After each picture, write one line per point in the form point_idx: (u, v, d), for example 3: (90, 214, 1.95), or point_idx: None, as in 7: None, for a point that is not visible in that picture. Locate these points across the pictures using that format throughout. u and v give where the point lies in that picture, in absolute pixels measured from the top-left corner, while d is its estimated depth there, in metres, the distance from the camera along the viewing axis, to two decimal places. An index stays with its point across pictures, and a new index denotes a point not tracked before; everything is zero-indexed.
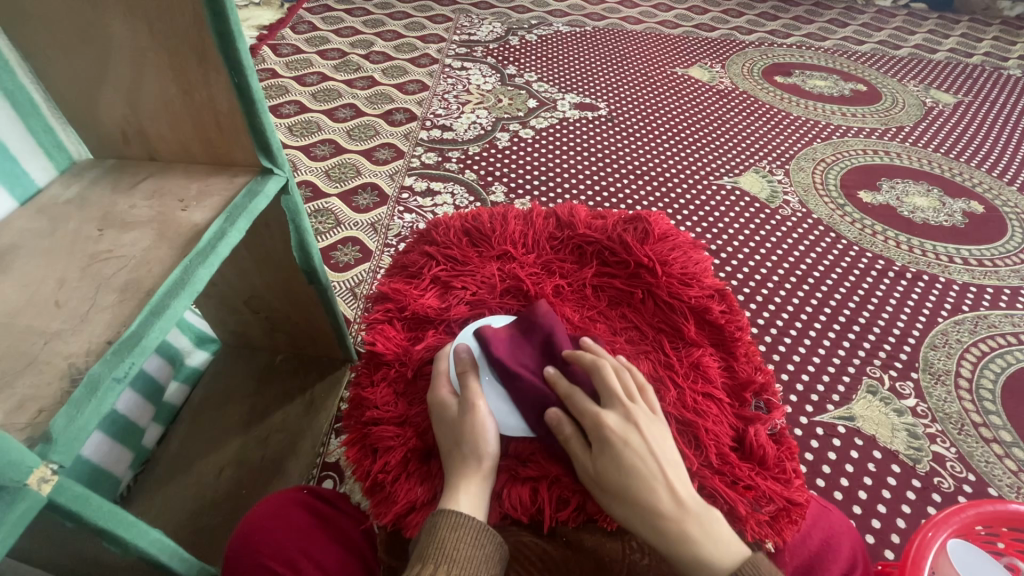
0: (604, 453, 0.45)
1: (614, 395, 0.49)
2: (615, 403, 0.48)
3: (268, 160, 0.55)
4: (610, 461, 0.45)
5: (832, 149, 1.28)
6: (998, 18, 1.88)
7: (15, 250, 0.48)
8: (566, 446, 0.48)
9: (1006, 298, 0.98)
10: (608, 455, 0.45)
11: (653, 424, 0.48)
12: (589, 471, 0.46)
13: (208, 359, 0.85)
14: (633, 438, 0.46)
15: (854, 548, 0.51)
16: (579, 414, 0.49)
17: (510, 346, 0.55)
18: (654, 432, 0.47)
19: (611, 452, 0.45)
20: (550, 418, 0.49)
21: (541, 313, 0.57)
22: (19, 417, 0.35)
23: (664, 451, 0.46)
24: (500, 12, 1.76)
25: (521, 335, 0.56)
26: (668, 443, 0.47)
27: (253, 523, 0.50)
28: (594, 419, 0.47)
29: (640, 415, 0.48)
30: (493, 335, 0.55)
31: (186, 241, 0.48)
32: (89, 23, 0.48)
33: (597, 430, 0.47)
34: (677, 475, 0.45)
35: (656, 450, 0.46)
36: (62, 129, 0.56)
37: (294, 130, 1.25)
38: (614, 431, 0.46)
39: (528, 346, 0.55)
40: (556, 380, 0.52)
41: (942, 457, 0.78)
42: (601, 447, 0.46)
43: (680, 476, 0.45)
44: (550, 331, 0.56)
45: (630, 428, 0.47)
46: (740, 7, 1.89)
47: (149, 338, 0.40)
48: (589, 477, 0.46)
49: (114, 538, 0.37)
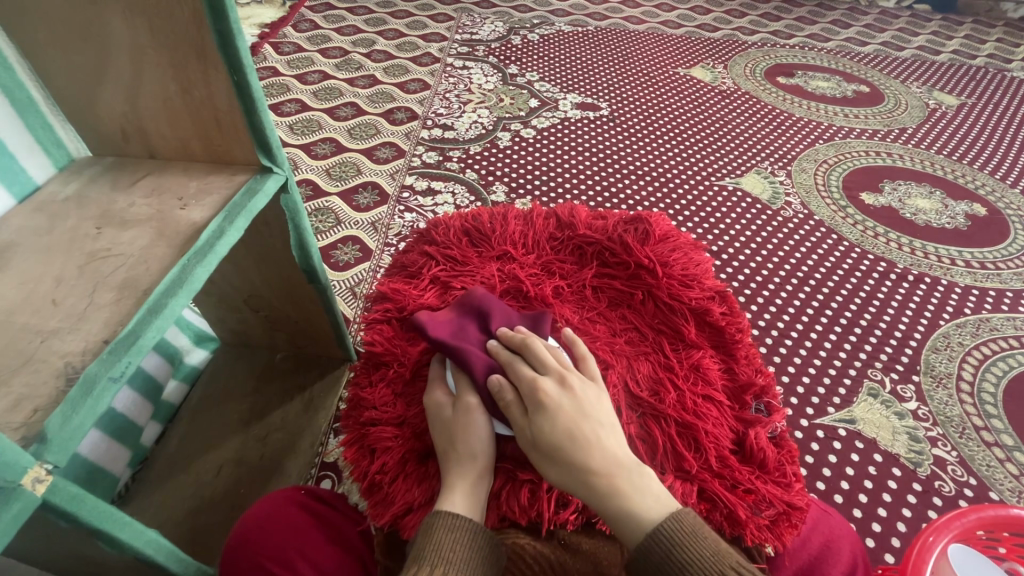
0: (539, 415, 0.46)
1: (550, 362, 0.50)
2: (551, 370, 0.49)
3: (267, 158, 0.54)
4: (544, 422, 0.45)
5: (834, 151, 1.27)
6: (1001, 20, 1.88)
7: (12, 248, 0.47)
8: (505, 410, 0.48)
9: (1009, 301, 0.98)
10: (541, 416, 0.46)
11: (589, 389, 0.48)
12: (525, 433, 0.46)
13: (207, 357, 0.84)
14: (566, 402, 0.46)
15: (854, 551, 0.51)
16: (516, 380, 0.49)
17: (450, 324, 0.55)
18: (589, 396, 0.48)
19: (544, 414, 0.46)
20: (493, 384, 0.49)
21: (475, 295, 0.57)
22: (15, 416, 0.35)
23: (598, 413, 0.47)
24: (501, 11, 1.75)
25: (460, 314, 0.56)
26: (604, 407, 0.47)
27: (250, 523, 0.50)
28: (531, 385, 0.48)
29: (575, 380, 0.49)
30: (430, 316, 0.55)
31: (184, 240, 0.48)
32: (88, 19, 0.47)
33: (533, 395, 0.47)
34: (611, 435, 0.45)
35: (589, 413, 0.46)
36: (61, 126, 0.56)
37: (295, 129, 1.24)
38: (548, 395, 0.47)
39: (468, 323, 0.55)
40: (497, 350, 0.52)
41: (942, 460, 0.77)
42: (536, 410, 0.46)
43: (614, 437, 0.45)
44: (487, 308, 0.56)
45: (564, 391, 0.47)
46: (743, 8, 1.89)
47: (146, 337, 0.40)
48: (525, 440, 0.46)
49: (110, 538, 0.37)
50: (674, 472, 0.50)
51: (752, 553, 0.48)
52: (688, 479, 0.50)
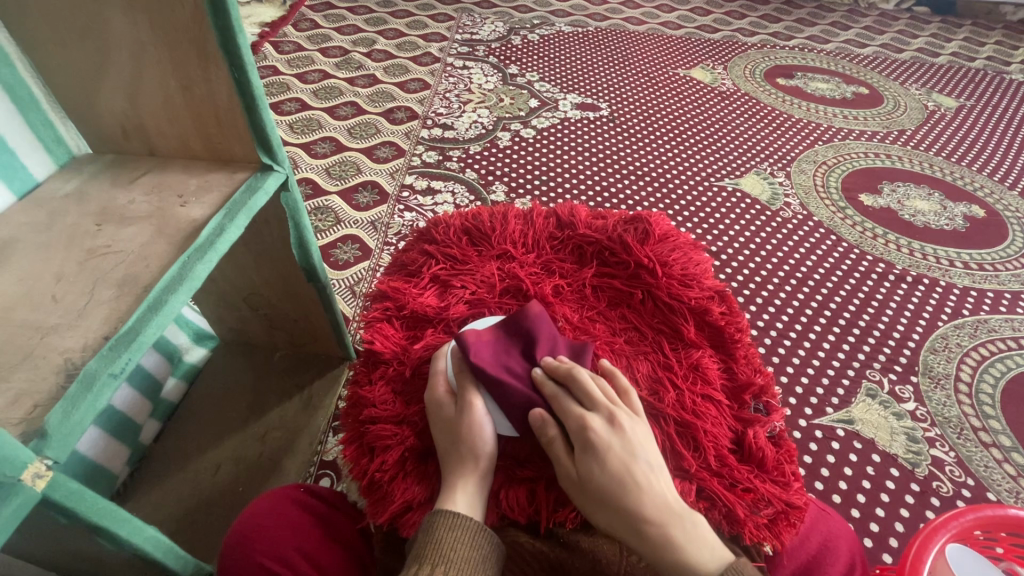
0: (588, 457, 0.46)
1: (597, 398, 0.49)
2: (599, 406, 0.49)
3: (268, 156, 0.54)
4: (594, 464, 0.45)
5: (833, 152, 1.28)
6: (1000, 23, 1.88)
7: (12, 244, 0.47)
8: (550, 449, 0.48)
9: (1007, 303, 0.98)
10: (591, 458, 0.45)
11: (637, 427, 0.48)
12: (572, 475, 0.46)
13: (206, 355, 0.84)
14: (616, 443, 0.46)
15: (852, 550, 0.51)
16: (563, 418, 0.49)
17: (494, 348, 0.53)
18: (637, 436, 0.47)
19: (594, 456, 0.46)
20: (535, 419, 0.49)
21: (528, 313, 0.55)
22: (15, 412, 0.35)
23: (647, 455, 0.46)
24: (502, 12, 1.75)
25: (506, 335, 0.55)
26: (652, 448, 0.47)
27: (248, 522, 0.50)
28: (579, 424, 0.47)
29: (624, 418, 0.48)
30: (476, 334, 0.54)
31: (185, 237, 0.48)
32: (89, 16, 0.47)
33: (581, 434, 0.47)
34: (660, 479, 0.45)
35: (639, 454, 0.46)
36: (61, 123, 0.56)
37: (295, 127, 1.24)
38: (598, 436, 0.47)
39: (512, 347, 0.54)
40: (544, 383, 0.51)
41: (940, 461, 0.78)
42: (585, 451, 0.46)
43: (664, 479, 0.45)
44: (536, 333, 0.54)
45: (613, 432, 0.47)
46: (743, 9, 1.89)
47: (146, 334, 0.40)
48: (572, 481, 0.46)
49: (110, 535, 0.37)
50: (673, 471, 0.50)
51: (751, 551, 0.49)
52: (687, 478, 0.50)
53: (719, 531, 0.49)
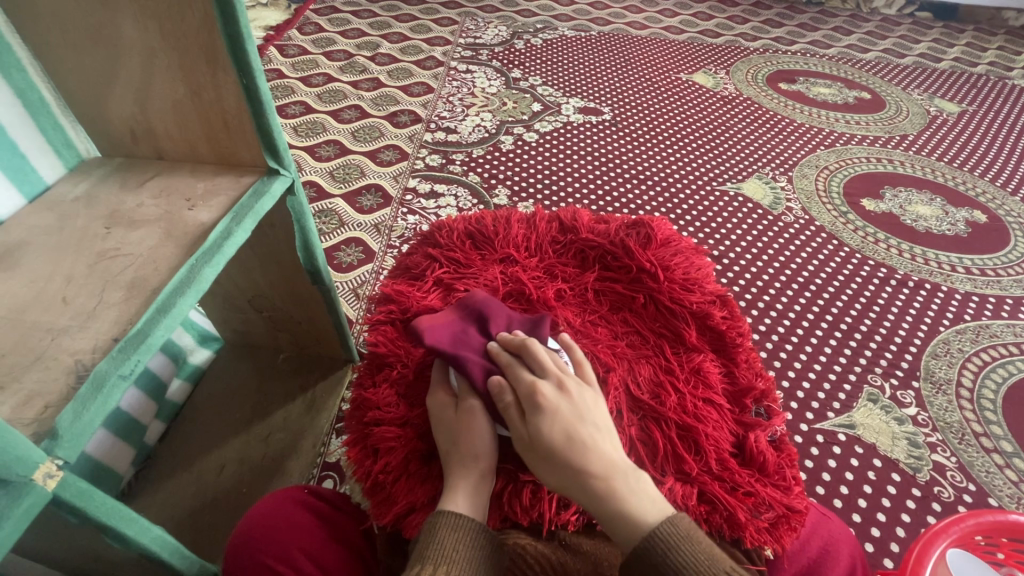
0: (537, 417, 0.46)
1: (548, 365, 0.50)
2: (551, 373, 0.49)
3: (275, 161, 0.55)
4: (542, 424, 0.46)
5: (835, 157, 1.28)
6: (1002, 28, 1.89)
7: (22, 247, 0.48)
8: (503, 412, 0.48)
9: (1009, 308, 0.98)
10: (540, 419, 0.46)
11: (586, 392, 0.49)
12: (523, 436, 0.46)
13: (211, 357, 0.85)
14: (564, 405, 0.47)
15: (853, 555, 0.52)
16: (515, 383, 0.49)
17: (449, 327, 0.55)
18: (587, 400, 0.48)
19: (543, 416, 0.46)
20: (493, 385, 0.50)
21: (473, 298, 0.58)
22: (27, 413, 0.36)
23: (594, 416, 0.47)
24: (505, 16, 1.76)
25: (461, 317, 0.57)
26: (600, 411, 0.48)
27: (252, 521, 0.50)
28: (530, 388, 0.48)
29: (573, 383, 0.49)
30: (431, 320, 0.55)
31: (192, 240, 0.48)
32: (100, 23, 0.48)
33: (532, 397, 0.47)
34: (607, 438, 0.46)
35: (587, 416, 0.47)
36: (71, 127, 0.57)
37: (300, 131, 1.25)
38: (547, 398, 0.47)
39: (468, 326, 0.56)
40: (498, 352, 0.52)
41: (941, 466, 0.78)
42: (534, 412, 0.47)
43: (610, 440, 0.46)
44: (488, 312, 0.56)
45: (562, 395, 0.48)
46: (745, 14, 1.90)
47: (154, 336, 0.41)
48: (523, 442, 0.46)
49: (118, 534, 0.38)
50: (675, 474, 0.51)
51: (752, 555, 0.49)
52: (688, 482, 0.50)
53: (720, 534, 0.49)
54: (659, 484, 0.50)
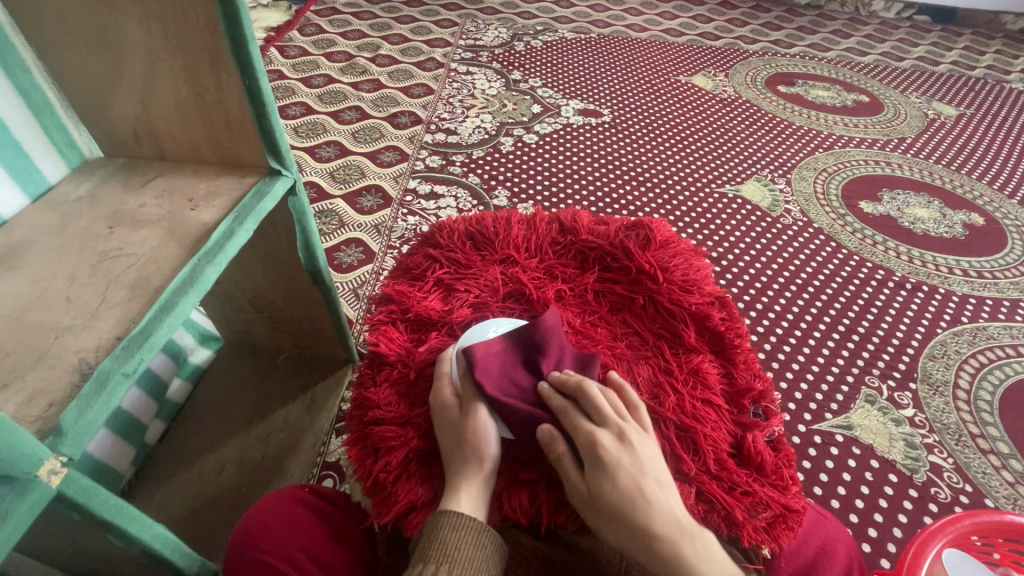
0: (598, 472, 0.45)
1: (606, 414, 0.49)
2: (609, 422, 0.48)
3: (277, 162, 0.56)
4: (604, 481, 0.44)
5: (834, 159, 1.29)
6: (1001, 32, 1.90)
7: (25, 247, 0.48)
8: (558, 463, 0.47)
9: (1006, 310, 0.99)
10: (602, 476, 0.45)
11: (645, 444, 0.48)
12: (582, 491, 0.45)
13: (212, 356, 0.85)
14: (625, 460, 0.46)
15: (850, 555, 0.52)
16: (572, 433, 0.48)
17: (501, 361, 0.53)
18: (646, 454, 0.47)
19: (605, 472, 0.45)
20: (543, 434, 0.49)
21: (535, 325, 0.55)
22: (30, 410, 0.36)
23: (656, 472, 0.46)
24: (505, 17, 1.77)
25: (515, 347, 0.55)
26: (659, 464, 0.47)
27: (253, 521, 0.50)
28: (589, 438, 0.47)
29: (632, 433, 0.48)
30: (484, 347, 0.53)
31: (195, 240, 0.49)
32: (105, 25, 0.49)
33: (592, 450, 0.46)
34: (669, 496, 0.45)
35: (649, 472, 0.46)
36: (74, 127, 0.57)
37: (300, 132, 1.26)
38: (608, 451, 0.46)
39: (518, 360, 0.54)
40: (550, 396, 0.51)
41: (938, 467, 0.78)
42: (595, 467, 0.45)
43: (671, 497, 0.45)
44: (545, 347, 0.54)
45: (623, 449, 0.46)
46: (744, 17, 1.91)
47: (157, 335, 0.41)
48: (582, 498, 0.45)
49: (121, 532, 0.38)
50: (674, 474, 0.51)
51: (749, 554, 0.49)
52: (687, 481, 0.51)
53: (718, 533, 0.49)
54: None
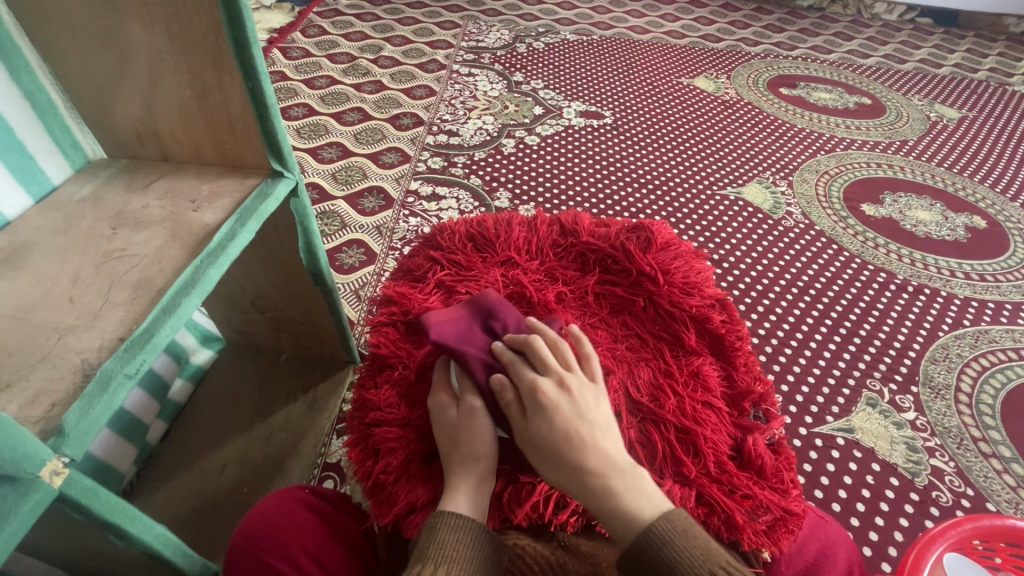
0: (536, 414, 0.46)
1: (550, 363, 0.50)
2: (552, 370, 0.49)
3: (278, 163, 0.56)
4: (542, 423, 0.46)
5: (836, 162, 1.29)
6: (1003, 34, 1.89)
7: (30, 247, 0.48)
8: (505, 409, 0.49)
9: (1008, 313, 0.99)
10: (540, 418, 0.46)
11: (588, 389, 0.49)
12: (523, 434, 0.47)
13: (213, 357, 0.85)
14: (564, 403, 0.47)
15: (851, 558, 0.52)
16: (517, 381, 0.49)
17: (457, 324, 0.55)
18: (588, 399, 0.48)
19: (542, 415, 0.46)
20: (494, 383, 0.50)
21: (485, 296, 0.58)
22: (34, 410, 0.36)
23: (595, 413, 0.47)
24: (507, 19, 1.77)
25: (472, 314, 0.57)
26: (601, 408, 0.48)
27: (253, 521, 0.50)
28: (531, 385, 0.48)
29: (575, 382, 0.49)
30: (440, 317, 0.55)
31: (197, 241, 0.49)
32: (109, 27, 0.49)
33: (532, 395, 0.47)
34: (606, 435, 0.46)
35: (587, 414, 0.46)
36: (78, 129, 0.58)
37: (303, 133, 1.26)
38: (547, 395, 0.47)
39: (474, 323, 0.56)
40: (502, 350, 0.52)
41: (939, 471, 0.78)
42: (534, 411, 0.47)
43: (609, 437, 0.46)
44: (498, 312, 0.56)
45: (563, 393, 0.47)
46: (746, 19, 1.91)
47: (159, 337, 0.41)
48: (524, 439, 0.47)
49: (122, 532, 0.38)
50: (673, 476, 0.51)
51: (750, 557, 0.49)
52: (686, 484, 0.51)
53: (718, 537, 0.49)
54: (658, 486, 0.50)
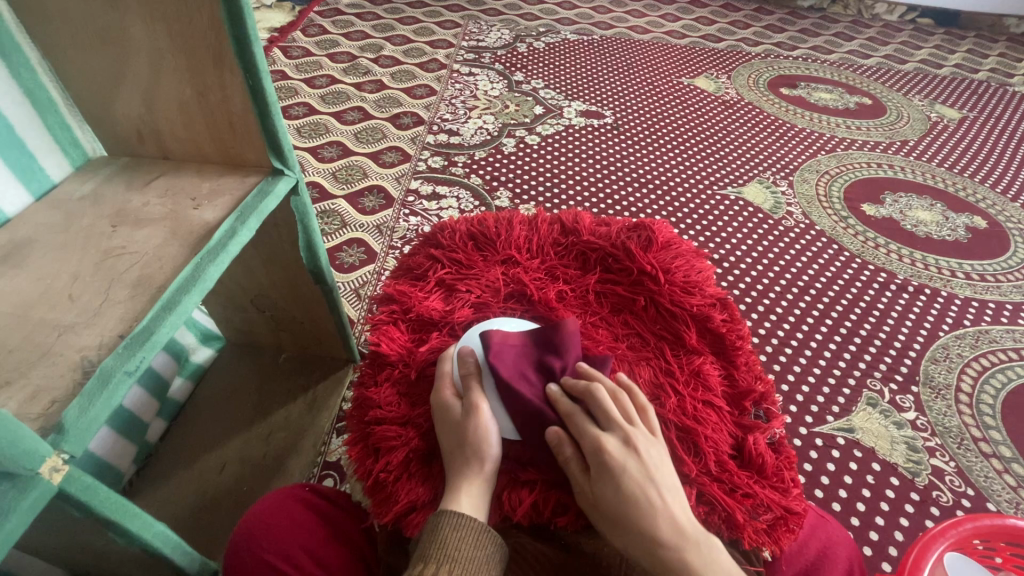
0: (603, 478, 0.45)
1: (613, 419, 0.49)
2: (616, 427, 0.48)
3: (279, 161, 0.56)
4: (609, 486, 0.45)
5: (836, 162, 1.28)
6: (1004, 35, 1.89)
7: (29, 244, 0.48)
8: (566, 467, 0.48)
9: (1008, 314, 0.98)
10: (606, 481, 0.45)
11: (653, 450, 0.48)
12: (588, 496, 0.46)
13: (212, 356, 0.85)
14: (631, 465, 0.46)
15: (850, 557, 0.52)
16: (579, 437, 0.48)
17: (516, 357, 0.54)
18: (654, 460, 0.47)
19: (609, 477, 0.45)
20: (551, 436, 0.49)
21: (559, 326, 0.56)
22: (33, 407, 0.36)
23: (662, 477, 0.46)
24: (508, 19, 1.77)
25: (533, 345, 0.55)
26: (666, 470, 0.47)
27: (253, 521, 0.50)
28: (594, 443, 0.47)
29: (640, 439, 0.48)
30: (504, 338, 0.54)
31: (198, 239, 0.49)
32: (108, 25, 0.49)
33: (596, 454, 0.46)
34: (676, 501, 0.45)
35: (655, 478, 0.45)
36: (78, 126, 0.58)
37: (303, 132, 1.26)
38: (612, 456, 0.46)
39: (532, 358, 0.55)
40: (558, 398, 0.51)
41: (940, 470, 0.78)
42: (599, 472, 0.46)
43: (679, 503, 0.45)
44: (562, 351, 0.55)
45: (628, 454, 0.46)
46: (746, 19, 1.90)
47: (159, 334, 0.41)
48: (588, 501, 0.46)
49: (122, 530, 0.38)
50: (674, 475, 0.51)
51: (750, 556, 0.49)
52: (687, 483, 0.50)
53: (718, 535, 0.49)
54: None
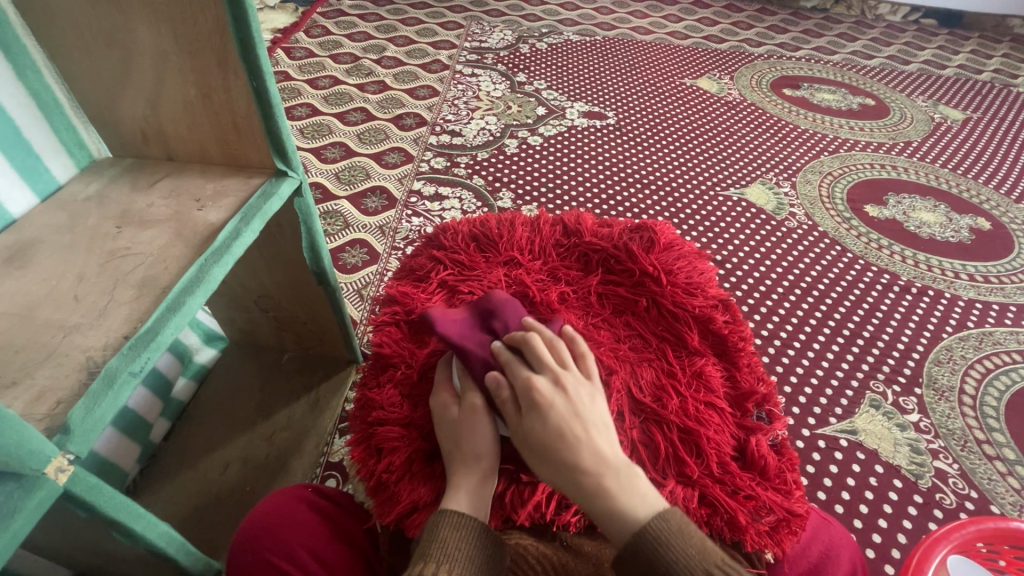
0: (531, 414, 0.45)
1: (545, 360, 0.48)
2: (548, 368, 0.47)
3: (283, 163, 0.56)
4: (535, 421, 0.44)
5: (839, 163, 1.28)
6: (1007, 36, 1.88)
7: (35, 245, 0.49)
8: (501, 407, 0.47)
9: (1012, 316, 0.98)
10: (533, 416, 0.45)
11: (584, 388, 0.47)
12: (518, 431, 0.46)
13: (216, 356, 0.86)
14: (559, 401, 0.45)
15: (853, 559, 0.52)
16: (512, 379, 0.48)
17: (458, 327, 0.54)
18: (584, 397, 0.46)
19: (537, 413, 0.45)
20: (490, 380, 0.48)
21: (490, 297, 0.56)
22: (39, 408, 0.37)
23: (590, 411, 0.45)
24: (510, 20, 1.77)
25: (472, 314, 0.56)
26: (597, 406, 0.46)
27: (254, 522, 0.51)
28: (525, 383, 0.46)
29: (570, 380, 0.47)
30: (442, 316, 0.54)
31: (202, 240, 0.49)
32: (114, 27, 0.49)
33: (526, 393, 0.46)
34: (602, 433, 0.44)
35: (583, 413, 0.45)
36: (82, 127, 0.58)
37: (306, 133, 1.26)
38: (540, 393, 0.45)
39: (476, 324, 0.54)
40: (500, 349, 0.50)
41: (943, 473, 0.78)
42: (528, 409, 0.45)
43: (605, 434, 0.44)
44: (499, 312, 0.55)
45: (558, 391, 0.46)
46: (749, 20, 1.90)
47: (164, 334, 0.41)
48: (518, 437, 0.46)
49: (125, 529, 0.38)
50: (676, 476, 0.51)
51: (752, 558, 0.49)
52: (690, 484, 0.51)
53: (720, 537, 0.49)
54: (661, 485, 0.50)
